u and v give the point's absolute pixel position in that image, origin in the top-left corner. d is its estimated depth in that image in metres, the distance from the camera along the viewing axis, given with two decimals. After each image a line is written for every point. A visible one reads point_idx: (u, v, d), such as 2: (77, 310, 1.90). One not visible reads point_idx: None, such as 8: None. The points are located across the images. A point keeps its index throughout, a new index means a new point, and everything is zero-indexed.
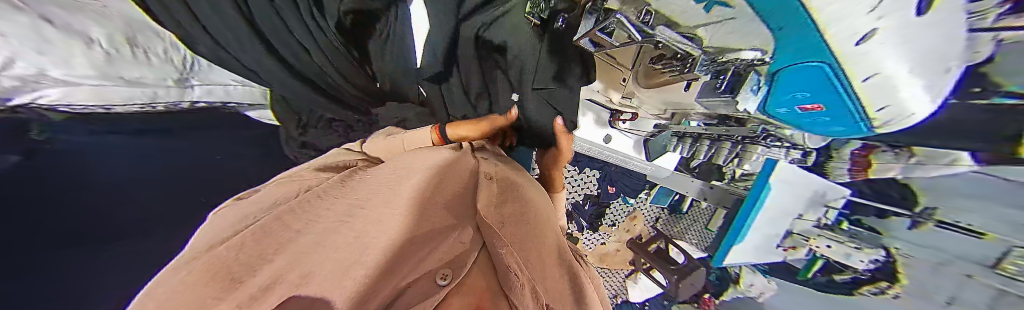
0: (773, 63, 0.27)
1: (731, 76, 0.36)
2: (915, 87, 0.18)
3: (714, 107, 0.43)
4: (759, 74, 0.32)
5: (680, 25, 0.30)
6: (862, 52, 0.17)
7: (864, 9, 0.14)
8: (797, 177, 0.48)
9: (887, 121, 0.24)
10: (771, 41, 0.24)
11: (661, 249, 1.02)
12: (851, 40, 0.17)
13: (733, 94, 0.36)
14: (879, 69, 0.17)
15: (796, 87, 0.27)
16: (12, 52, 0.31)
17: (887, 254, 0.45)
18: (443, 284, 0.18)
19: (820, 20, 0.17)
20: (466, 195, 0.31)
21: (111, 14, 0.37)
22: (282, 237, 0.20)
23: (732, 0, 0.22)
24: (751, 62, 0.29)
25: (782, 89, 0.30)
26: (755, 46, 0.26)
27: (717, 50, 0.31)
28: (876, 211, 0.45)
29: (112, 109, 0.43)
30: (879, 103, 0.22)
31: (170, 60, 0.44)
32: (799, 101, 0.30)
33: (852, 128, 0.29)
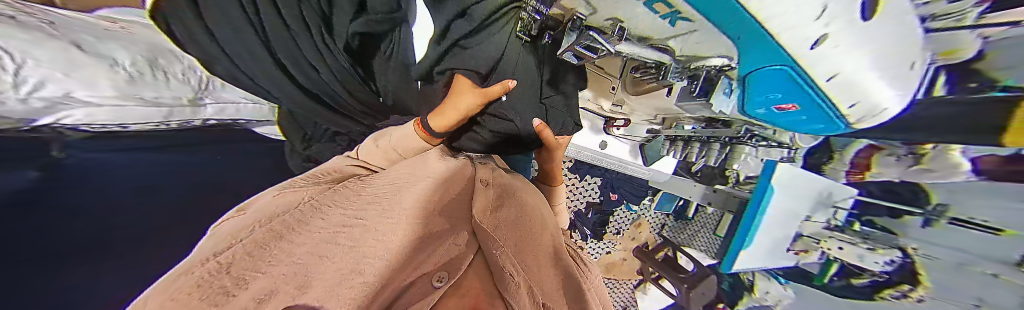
0: (741, 68, 0.32)
1: (703, 82, 0.41)
2: (880, 80, 0.22)
3: (694, 109, 0.48)
4: (729, 79, 0.36)
5: (653, 38, 0.34)
6: (816, 56, 0.22)
7: (814, 17, 0.18)
8: (795, 177, 0.48)
9: (860, 118, 0.28)
10: (734, 50, 0.29)
11: (669, 257, 1.02)
12: (806, 46, 0.21)
13: (707, 98, 0.41)
14: (843, 68, 0.22)
15: (769, 90, 0.31)
16: (45, 75, 0.30)
17: (903, 255, 0.43)
18: (439, 285, 0.19)
19: (776, 33, 0.22)
20: (462, 201, 0.34)
21: (136, 41, 0.42)
22: (277, 241, 0.18)
23: (689, 17, 0.26)
24: (722, 67, 0.35)
25: (756, 90, 0.33)
26: (722, 53, 0.31)
27: (688, 58, 0.36)
28: (887, 211, 0.44)
29: (128, 127, 0.40)
30: (849, 100, 0.26)
31: (188, 82, 0.46)
32: (773, 102, 0.33)
33: (830, 126, 0.32)
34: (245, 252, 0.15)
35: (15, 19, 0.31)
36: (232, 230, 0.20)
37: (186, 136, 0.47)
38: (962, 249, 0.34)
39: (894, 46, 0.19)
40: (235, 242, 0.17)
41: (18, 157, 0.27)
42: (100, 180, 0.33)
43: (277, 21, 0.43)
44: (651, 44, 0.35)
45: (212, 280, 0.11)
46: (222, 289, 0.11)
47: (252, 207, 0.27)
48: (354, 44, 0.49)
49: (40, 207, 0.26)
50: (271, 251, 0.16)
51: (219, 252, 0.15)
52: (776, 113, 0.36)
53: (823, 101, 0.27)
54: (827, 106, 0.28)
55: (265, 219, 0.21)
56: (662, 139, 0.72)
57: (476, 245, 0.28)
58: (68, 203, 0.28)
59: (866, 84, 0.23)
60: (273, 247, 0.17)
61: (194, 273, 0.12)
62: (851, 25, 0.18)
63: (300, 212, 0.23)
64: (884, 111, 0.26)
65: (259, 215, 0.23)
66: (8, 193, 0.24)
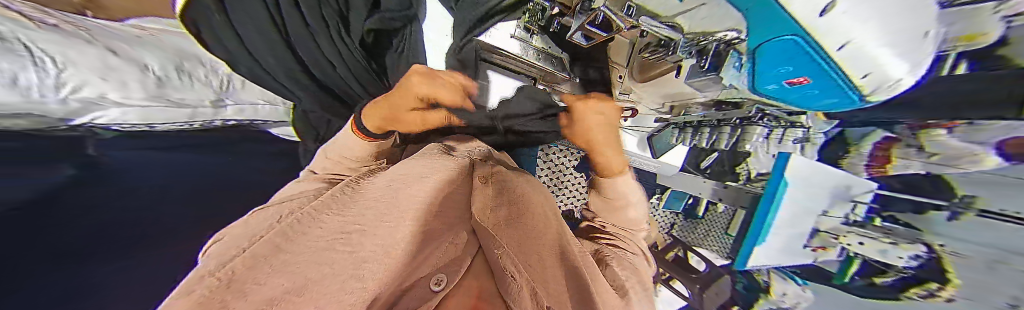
0: (750, 39, 0.32)
1: (713, 56, 0.41)
2: (890, 53, 0.23)
3: (704, 86, 0.48)
4: (737, 53, 0.37)
5: (662, 15, 0.40)
6: (826, 25, 0.22)
7: None
8: (808, 170, 0.47)
9: (872, 88, 0.28)
10: (742, 22, 0.31)
11: (680, 257, 0.97)
12: (817, 12, 0.22)
13: (718, 72, 0.41)
14: (851, 38, 0.22)
15: (779, 63, 0.32)
16: (82, 79, 0.32)
17: (927, 250, 0.41)
18: (437, 288, 0.19)
19: (785, 1, 0.23)
20: (459, 198, 0.33)
21: (166, 46, 0.45)
22: (277, 254, 0.18)
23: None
24: (730, 40, 0.36)
25: (767, 65, 0.34)
26: (729, 27, 0.34)
27: (695, 34, 0.39)
28: (912, 206, 0.42)
29: (156, 127, 0.42)
30: (862, 73, 0.26)
31: (210, 84, 0.48)
32: (784, 76, 0.34)
33: (845, 99, 0.32)
34: (243, 265, 0.15)
35: (57, 28, 0.33)
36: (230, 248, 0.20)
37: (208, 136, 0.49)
38: (996, 244, 0.32)
39: (912, 12, 0.20)
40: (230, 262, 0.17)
41: (55, 155, 0.29)
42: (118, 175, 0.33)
43: (298, 21, 0.46)
44: (662, 20, 0.40)
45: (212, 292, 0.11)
46: (221, 299, 0.10)
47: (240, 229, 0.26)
48: (366, 40, 0.51)
49: (70, 201, 0.27)
50: (270, 263, 0.17)
51: (219, 269, 0.16)
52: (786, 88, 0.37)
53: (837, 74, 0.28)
54: (840, 79, 0.29)
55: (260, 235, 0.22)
56: (670, 130, 0.73)
57: (476, 244, 0.28)
58: (86, 200, 0.28)
59: (878, 54, 0.23)
60: (271, 259, 0.17)
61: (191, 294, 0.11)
62: None
63: (294, 222, 0.24)
64: (898, 81, 0.27)
65: (262, 227, 0.24)
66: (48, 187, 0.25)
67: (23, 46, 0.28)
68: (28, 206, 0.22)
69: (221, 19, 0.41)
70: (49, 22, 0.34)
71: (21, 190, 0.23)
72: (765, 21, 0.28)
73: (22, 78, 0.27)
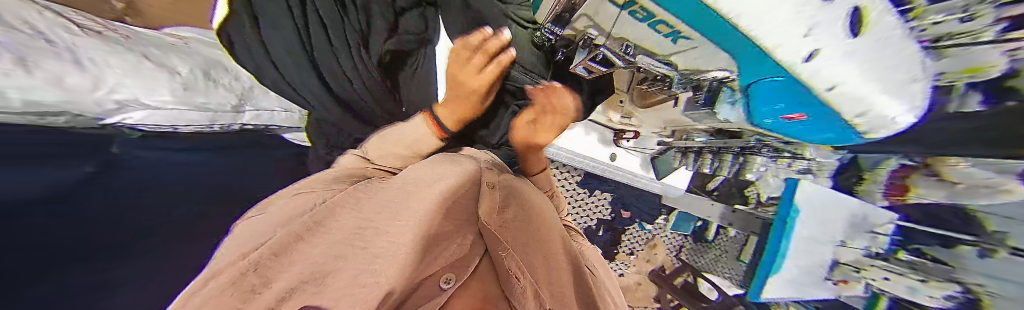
0: (743, 77, 0.38)
1: (707, 92, 0.48)
2: (891, 104, 0.29)
3: (700, 117, 0.55)
4: (731, 89, 0.42)
5: (658, 53, 0.43)
6: (813, 73, 0.29)
7: (803, 32, 0.26)
8: (821, 196, 0.46)
9: (870, 130, 0.34)
10: (732, 63, 0.37)
11: (689, 283, 0.93)
12: (804, 59, 0.28)
13: (712, 106, 0.48)
14: (841, 82, 0.29)
15: (772, 101, 0.38)
16: (117, 81, 0.29)
17: (961, 289, 0.36)
18: (446, 287, 0.21)
19: (761, 42, 0.29)
20: (469, 202, 0.30)
21: (196, 53, 0.42)
22: (298, 243, 0.19)
23: (688, 35, 0.36)
24: (722, 78, 0.42)
25: (760, 101, 0.39)
26: (723, 67, 0.39)
27: (691, 70, 0.44)
28: (938, 240, 0.39)
29: (178, 129, 0.38)
30: (857, 116, 0.32)
31: (231, 89, 0.44)
32: (780, 113, 0.39)
33: (842, 136, 0.37)
34: (267, 255, 0.17)
35: (99, 34, 0.32)
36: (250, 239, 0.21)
37: (225, 138, 0.45)
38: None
39: (901, 63, 0.25)
40: (252, 252, 0.18)
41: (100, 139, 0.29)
42: (139, 171, 0.32)
43: (323, 42, 0.54)
44: (657, 57, 0.43)
45: (239, 281, 0.13)
46: (249, 288, 0.13)
47: (268, 209, 0.28)
48: (383, 58, 0.59)
49: (106, 188, 0.27)
50: (291, 255, 0.17)
51: (252, 254, 0.17)
52: (783, 122, 0.42)
53: (830, 110, 0.33)
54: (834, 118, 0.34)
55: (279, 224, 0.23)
56: (674, 152, 0.72)
57: (483, 246, 0.28)
58: (121, 187, 0.29)
59: (868, 98, 0.29)
60: (291, 251, 0.18)
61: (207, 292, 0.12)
62: (835, 42, 0.25)
63: (318, 213, 0.24)
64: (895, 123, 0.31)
65: (285, 216, 0.25)
66: (86, 176, 0.26)
67: (63, 49, 0.26)
68: (67, 192, 0.23)
69: (256, 39, 0.48)
70: (93, 29, 0.32)
71: (74, 172, 0.25)
72: (750, 58, 0.33)
73: (68, 79, 0.25)
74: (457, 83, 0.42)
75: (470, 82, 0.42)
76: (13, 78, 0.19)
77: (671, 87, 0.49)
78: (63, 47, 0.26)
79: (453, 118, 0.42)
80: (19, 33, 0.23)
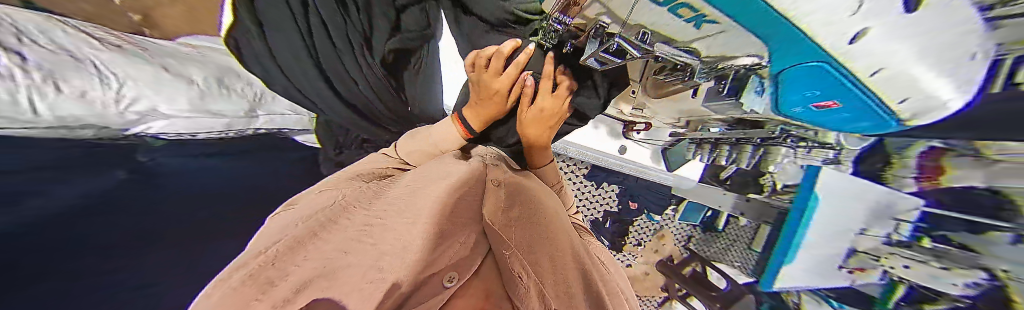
0: (772, 65, 0.33)
1: (732, 81, 0.41)
2: (942, 83, 0.24)
3: (723, 109, 0.48)
4: (760, 77, 0.36)
5: (676, 40, 0.35)
6: (855, 52, 0.24)
7: (849, 12, 0.20)
8: (841, 184, 0.44)
9: (913, 112, 0.29)
10: (764, 49, 0.30)
11: (698, 272, 0.93)
12: (846, 40, 0.23)
13: (738, 97, 0.42)
14: (886, 65, 0.24)
15: (804, 88, 0.33)
16: (139, 91, 0.30)
17: (987, 277, 0.35)
18: (449, 286, 0.21)
19: (801, 25, 0.24)
20: (473, 202, 0.32)
21: (211, 61, 0.40)
22: (313, 239, 0.19)
23: (715, 19, 0.28)
24: (751, 66, 0.35)
25: (791, 90, 0.35)
26: (751, 54, 0.33)
27: (714, 59, 0.37)
28: (966, 226, 0.37)
29: (195, 136, 0.37)
30: (899, 96, 0.28)
31: (245, 95, 0.43)
32: (810, 100, 0.36)
33: (878, 122, 0.34)
34: (283, 248, 0.17)
35: (116, 47, 0.30)
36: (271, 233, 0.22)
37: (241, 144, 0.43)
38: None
39: (957, 40, 0.20)
40: (273, 243, 0.18)
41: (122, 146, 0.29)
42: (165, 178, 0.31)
43: (327, 45, 0.52)
44: (678, 46, 0.35)
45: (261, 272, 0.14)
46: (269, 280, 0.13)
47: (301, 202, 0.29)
48: (387, 58, 0.59)
49: (142, 189, 0.28)
50: (308, 248, 0.18)
51: (270, 247, 0.17)
52: (813, 111, 0.38)
53: (867, 94, 0.29)
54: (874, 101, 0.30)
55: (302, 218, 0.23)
56: (687, 143, 0.71)
57: (486, 245, 0.28)
58: (166, 191, 0.30)
59: (915, 76, 0.24)
60: (305, 245, 0.18)
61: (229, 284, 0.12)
62: (889, 21, 0.20)
63: (331, 210, 0.24)
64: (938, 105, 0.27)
65: (298, 214, 0.25)
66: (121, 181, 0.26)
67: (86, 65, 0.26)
68: (101, 198, 0.24)
69: (260, 43, 0.45)
70: (112, 42, 0.31)
71: (109, 178, 0.26)
72: (784, 44, 0.28)
73: (90, 93, 0.25)
74: (482, 84, 0.46)
75: (494, 83, 0.45)
76: (55, 101, 0.22)
77: (690, 78, 0.43)
78: (85, 62, 0.25)
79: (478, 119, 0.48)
80: (48, 50, 0.23)
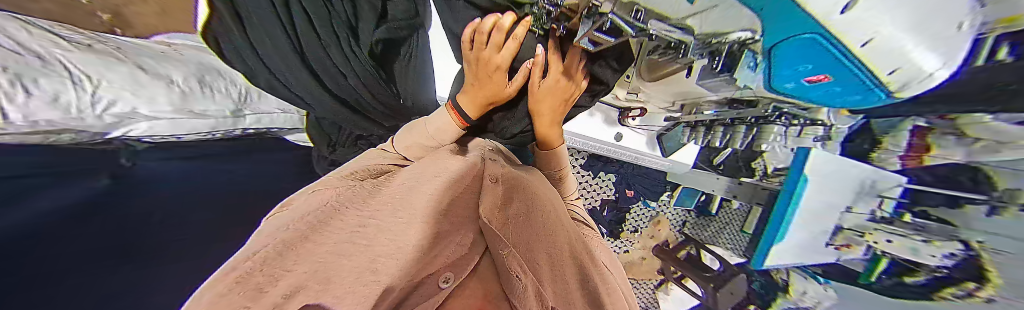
0: (765, 39, 0.27)
1: (725, 57, 0.35)
2: (920, 49, 0.20)
3: (715, 87, 0.46)
4: (753, 53, 0.31)
5: (670, 18, 0.29)
6: (848, 24, 0.18)
7: None
8: (830, 166, 0.45)
9: (906, 86, 0.25)
10: (759, 23, 0.26)
11: (693, 255, 0.96)
12: (834, 12, 0.17)
13: (730, 73, 0.38)
14: (873, 35, 0.18)
15: (795, 61, 0.29)
16: (115, 94, 0.34)
17: (964, 247, 0.38)
18: (444, 286, 0.22)
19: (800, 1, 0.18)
20: (468, 200, 0.32)
21: (188, 60, 0.45)
22: (303, 241, 0.18)
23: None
24: (744, 40, 0.30)
25: (784, 64, 0.31)
26: (744, 28, 0.28)
27: (706, 36, 0.32)
28: (945, 199, 0.40)
29: (180, 138, 0.46)
30: (887, 68, 0.22)
31: (229, 94, 0.49)
32: (801, 74, 0.31)
33: (871, 97, 0.30)
34: (275, 250, 0.16)
35: (89, 48, 0.34)
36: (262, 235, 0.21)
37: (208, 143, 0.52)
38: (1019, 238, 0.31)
39: (953, 5, 0.16)
40: (262, 246, 0.17)
41: None
42: None
43: (313, 40, 0.45)
44: (671, 24, 0.30)
45: (249, 276, 0.13)
46: (257, 285, 0.12)
47: (293, 204, 0.28)
48: (374, 50, 0.49)
49: None
50: (299, 252, 0.17)
51: (260, 250, 0.17)
52: (806, 85, 0.34)
53: (859, 70, 0.23)
54: (862, 76, 0.25)
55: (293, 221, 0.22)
56: (682, 127, 0.71)
57: (483, 244, 0.29)
58: None
59: (906, 48, 0.19)
60: (298, 247, 0.18)
61: (217, 285, 0.12)
62: None
63: (324, 212, 0.23)
64: (925, 74, 0.23)
65: (289, 217, 0.24)
66: None
67: (60, 65, 0.30)
68: None
69: (240, 38, 0.41)
70: (82, 43, 0.34)
71: None
72: (785, 19, 0.23)
73: (64, 96, 0.29)
74: (481, 61, 0.37)
75: (495, 59, 0.36)
76: (28, 107, 0.26)
77: (683, 55, 0.37)
78: (57, 66, 0.30)
79: (475, 104, 0.42)
80: (25, 57, 0.27)
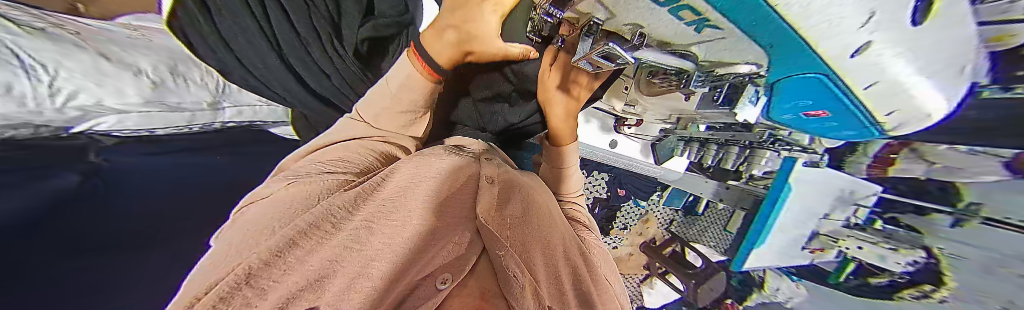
0: (770, 75, 0.27)
1: (727, 89, 0.37)
2: (927, 94, 0.19)
3: (716, 116, 0.47)
4: (755, 86, 0.32)
5: (673, 44, 0.28)
6: (856, 65, 0.17)
7: (856, 26, 0.13)
8: (823, 178, 0.46)
9: (898, 124, 0.24)
10: (764, 57, 0.24)
11: (677, 252, 1.02)
12: (845, 55, 0.16)
13: (732, 107, 0.38)
14: (885, 77, 0.17)
15: (796, 96, 0.27)
16: (76, 86, 0.44)
17: (927, 255, 0.40)
18: (443, 287, 0.19)
19: (808, 39, 0.16)
20: (464, 200, 0.30)
21: (151, 49, 0.56)
22: (291, 246, 0.18)
23: (719, 25, 0.20)
24: (753, 75, 0.29)
25: (784, 97, 0.31)
26: (750, 61, 0.26)
27: (712, 63, 0.30)
28: (914, 207, 0.40)
29: (155, 132, 0.53)
30: (887, 108, 0.22)
31: (209, 86, 0.60)
32: (801, 108, 0.30)
33: (864, 132, 0.29)
34: (264, 259, 0.16)
35: (55, 40, 0.44)
36: (245, 237, 0.20)
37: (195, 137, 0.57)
38: (972, 246, 0.33)
39: (949, 56, 0.15)
40: (252, 252, 0.17)
41: None
42: None
43: (288, 31, 0.45)
44: (671, 50, 0.29)
45: (236, 291, 0.13)
46: (245, 300, 0.12)
47: (265, 199, 0.28)
48: (361, 49, 0.49)
49: None
50: (288, 258, 0.17)
51: (245, 259, 0.16)
52: (805, 118, 0.33)
53: (858, 106, 0.23)
54: (861, 112, 0.24)
55: (285, 222, 0.22)
56: (676, 138, 0.72)
57: (481, 245, 0.26)
58: None
59: (916, 91, 0.18)
60: (288, 253, 0.17)
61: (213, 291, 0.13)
62: (903, 32, 0.13)
63: (313, 213, 0.23)
64: (928, 117, 0.22)
65: (273, 219, 0.23)
66: None
67: (16, 59, 0.39)
68: None
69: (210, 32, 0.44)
70: (46, 31, 0.45)
71: None
72: (787, 55, 0.21)
73: (17, 87, 0.38)
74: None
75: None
76: None
77: (686, 84, 0.37)
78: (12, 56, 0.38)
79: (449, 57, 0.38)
80: None
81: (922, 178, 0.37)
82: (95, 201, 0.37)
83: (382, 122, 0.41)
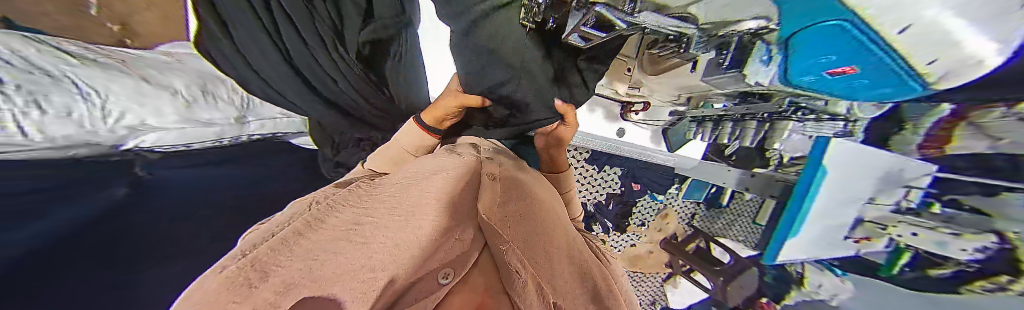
0: (783, 27, 0.26)
1: (734, 50, 0.36)
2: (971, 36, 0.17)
3: (723, 83, 0.43)
4: (766, 43, 0.31)
5: (670, 6, 0.30)
6: None
7: None
8: (854, 155, 0.41)
9: (942, 76, 0.21)
10: (772, 7, 0.25)
11: (701, 248, 0.96)
12: None
13: (740, 69, 0.36)
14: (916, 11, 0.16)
15: (821, 50, 0.26)
16: (124, 107, 0.37)
17: (999, 240, 0.34)
18: (444, 282, 0.18)
19: None
20: (468, 199, 0.29)
21: (187, 68, 0.48)
22: (297, 239, 0.19)
23: None
24: (757, 29, 0.29)
25: (806, 52, 0.28)
26: (756, 15, 0.27)
27: (714, 24, 0.32)
28: (977, 187, 0.34)
29: (191, 146, 0.47)
30: (926, 54, 0.20)
31: (233, 103, 0.51)
32: (824, 66, 0.28)
33: (904, 88, 0.25)
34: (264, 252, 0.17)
35: (97, 63, 0.38)
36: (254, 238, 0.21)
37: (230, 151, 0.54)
38: None
39: None
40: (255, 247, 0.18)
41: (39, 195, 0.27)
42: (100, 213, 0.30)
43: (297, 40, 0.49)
44: (670, 13, 0.30)
45: (240, 274, 0.13)
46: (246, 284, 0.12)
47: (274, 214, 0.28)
48: (364, 51, 0.52)
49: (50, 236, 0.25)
50: (294, 249, 0.18)
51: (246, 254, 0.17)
52: (830, 78, 0.31)
53: (896, 56, 0.21)
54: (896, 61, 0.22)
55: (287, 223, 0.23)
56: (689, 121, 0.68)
57: (483, 242, 0.25)
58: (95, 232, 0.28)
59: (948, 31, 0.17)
60: (293, 242, 0.18)
61: (221, 276, 0.13)
62: None
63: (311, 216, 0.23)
64: (975, 66, 0.18)
65: (288, 219, 0.24)
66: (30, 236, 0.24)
67: (61, 80, 0.32)
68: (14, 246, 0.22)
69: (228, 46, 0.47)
70: (90, 58, 0.38)
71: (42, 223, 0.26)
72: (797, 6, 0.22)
73: (76, 111, 0.32)
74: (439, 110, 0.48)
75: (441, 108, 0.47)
76: (42, 121, 0.28)
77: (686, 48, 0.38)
78: (61, 79, 0.32)
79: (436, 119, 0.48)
80: (34, 76, 0.30)
81: (988, 153, 0.31)
82: (131, 213, 0.35)
83: (401, 142, 0.46)
